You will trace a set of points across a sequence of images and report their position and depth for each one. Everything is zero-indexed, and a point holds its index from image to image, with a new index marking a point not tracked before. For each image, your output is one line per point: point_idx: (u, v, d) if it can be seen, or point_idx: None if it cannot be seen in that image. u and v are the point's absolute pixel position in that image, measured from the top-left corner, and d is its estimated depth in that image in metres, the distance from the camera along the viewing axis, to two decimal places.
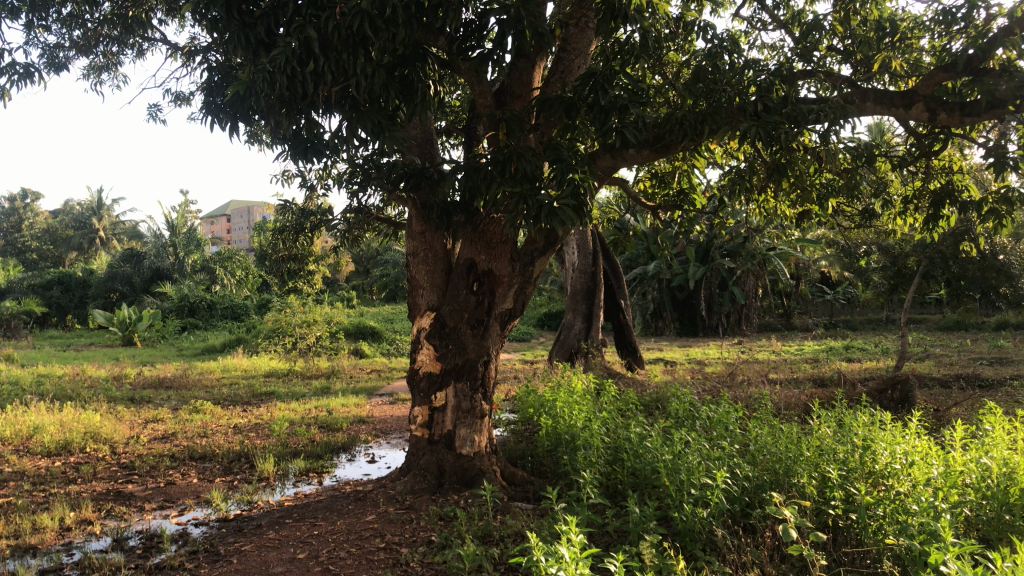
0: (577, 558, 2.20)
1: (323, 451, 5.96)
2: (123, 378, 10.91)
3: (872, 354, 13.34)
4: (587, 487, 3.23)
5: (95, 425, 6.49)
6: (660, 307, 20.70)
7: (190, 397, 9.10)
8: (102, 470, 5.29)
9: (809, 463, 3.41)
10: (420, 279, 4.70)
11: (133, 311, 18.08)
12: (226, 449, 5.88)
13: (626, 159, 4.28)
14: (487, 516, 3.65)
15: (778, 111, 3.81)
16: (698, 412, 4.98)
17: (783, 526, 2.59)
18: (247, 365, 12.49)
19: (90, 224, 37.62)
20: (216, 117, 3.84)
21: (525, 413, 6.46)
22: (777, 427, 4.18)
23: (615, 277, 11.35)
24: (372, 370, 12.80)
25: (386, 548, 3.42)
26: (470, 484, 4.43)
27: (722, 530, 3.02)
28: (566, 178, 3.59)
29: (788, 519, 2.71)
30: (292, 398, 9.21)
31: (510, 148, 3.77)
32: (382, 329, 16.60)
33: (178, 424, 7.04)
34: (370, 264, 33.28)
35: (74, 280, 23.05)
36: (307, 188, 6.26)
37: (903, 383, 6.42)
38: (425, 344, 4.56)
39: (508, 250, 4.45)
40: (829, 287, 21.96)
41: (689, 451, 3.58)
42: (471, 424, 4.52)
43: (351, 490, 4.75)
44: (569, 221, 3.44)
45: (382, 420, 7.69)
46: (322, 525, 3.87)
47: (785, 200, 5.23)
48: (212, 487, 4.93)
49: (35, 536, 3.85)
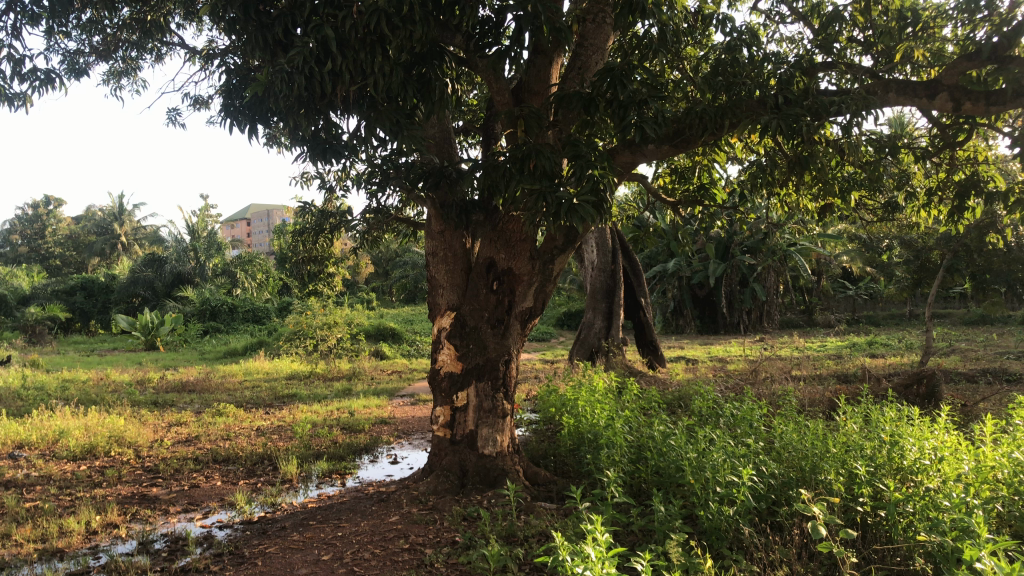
0: (603, 556, 2.17)
1: (346, 452, 5.97)
2: (147, 381, 10.98)
3: (895, 349, 13.22)
4: (611, 486, 3.21)
5: (119, 428, 6.53)
6: (680, 305, 20.62)
7: (212, 400, 9.16)
8: (127, 473, 5.32)
9: (835, 459, 3.37)
10: (440, 279, 4.69)
11: (156, 315, 18.23)
12: (249, 451, 5.90)
13: (646, 154, 4.26)
14: (511, 517, 3.63)
15: (798, 103, 3.77)
16: (721, 409, 4.94)
17: (813, 524, 2.54)
18: (269, 368, 12.56)
19: (112, 229, 37.90)
20: (235, 120, 3.85)
21: (547, 412, 6.45)
22: (802, 424, 4.14)
23: (634, 274, 11.30)
24: (393, 371, 12.82)
25: (411, 549, 3.41)
26: (493, 484, 4.42)
27: (748, 528, 2.99)
28: (585, 175, 3.59)
29: (817, 516, 2.65)
30: (313, 399, 9.24)
31: (528, 145, 3.76)
32: (402, 330, 16.64)
33: (201, 427, 7.08)
34: (389, 266, 33.40)
35: (97, 285, 23.27)
36: (326, 189, 6.27)
37: (928, 377, 6.34)
38: (446, 345, 4.56)
39: (528, 249, 4.39)
40: (851, 282, 21.76)
41: (714, 449, 3.55)
42: (493, 424, 4.50)
43: (374, 490, 4.76)
44: (589, 217, 3.43)
45: (403, 421, 7.71)
46: (345, 526, 3.86)
47: (807, 194, 5.19)
48: (235, 489, 4.95)
49: (61, 540, 3.86)
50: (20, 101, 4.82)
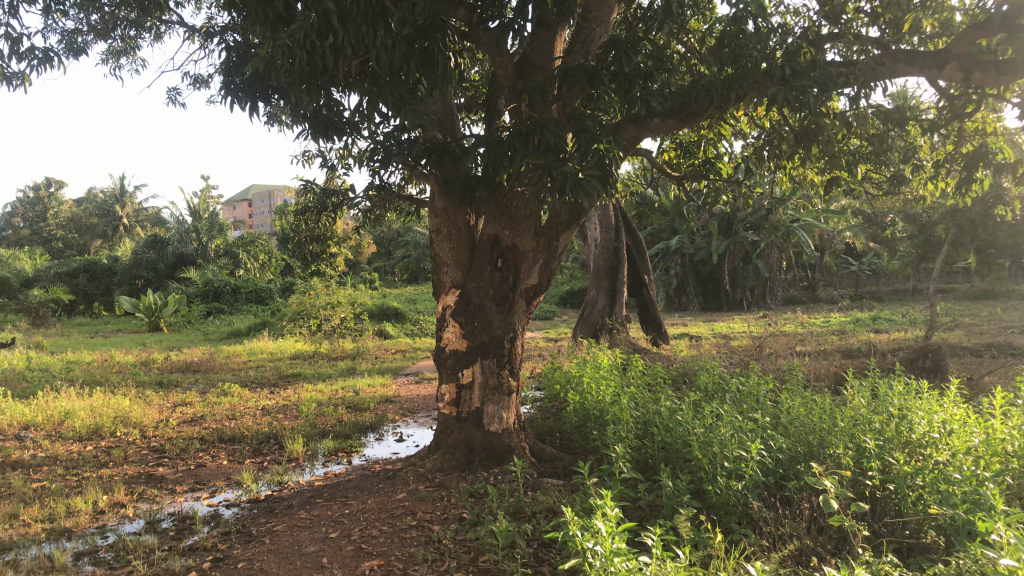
0: (613, 531, 2.16)
1: (351, 430, 5.97)
2: (151, 362, 11.00)
3: (899, 325, 13.19)
4: (620, 461, 3.19)
5: (124, 409, 6.54)
6: (684, 282, 20.61)
7: (217, 380, 9.17)
8: (133, 453, 5.33)
9: (844, 434, 3.36)
10: (444, 257, 4.64)
11: (159, 297, 18.22)
12: (255, 430, 5.91)
13: (651, 128, 4.22)
14: (518, 493, 3.62)
15: (806, 75, 3.72)
16: (727, 384, 4.93)
17: (825, 497, 2.51)
18: (273, 348, 12.56)
19: (113, 211, 37.84)
20: (236, 97, 3.80)
21: (552, 389, 6.44)
22: (809, 398, 4.14)
23: (638, 252, 11.26)
24: (396, 350, 12.83)
25: (418, 526, 3.40)
26: (500, 461, 4.42)
27: (757, 503, 2.98)
28: (591, 149, 3.56)
29: (829, 489, 2.63)
30: (318, 379, 9.25)
31: (532, 119, 3.72)
32: (405, 309, 16.62)
33: (206, 407, 7.08)
34: (391, 246, 33.38)
35: (100, 267, 23.26)
36: (328, 167, 6.24)
37: (934, 351, 6.34)
38: (450, 322, 4.52)
39: (532, 225, 4.43)
40: (854, 258, 21.71)
41: (723, 424, 3.53)
42: (499, 401, 4.52)
43: (380, 468, 4.76)
44: (596, 192, 3.40)
45: (408, 399, 7.71)
46: (353, 504, 3.86)
47: (813, 168, 5.15)
48: (241, 468, 4.95)
49: (69, 520, 3.86)
50: (19, 81, 4.78)
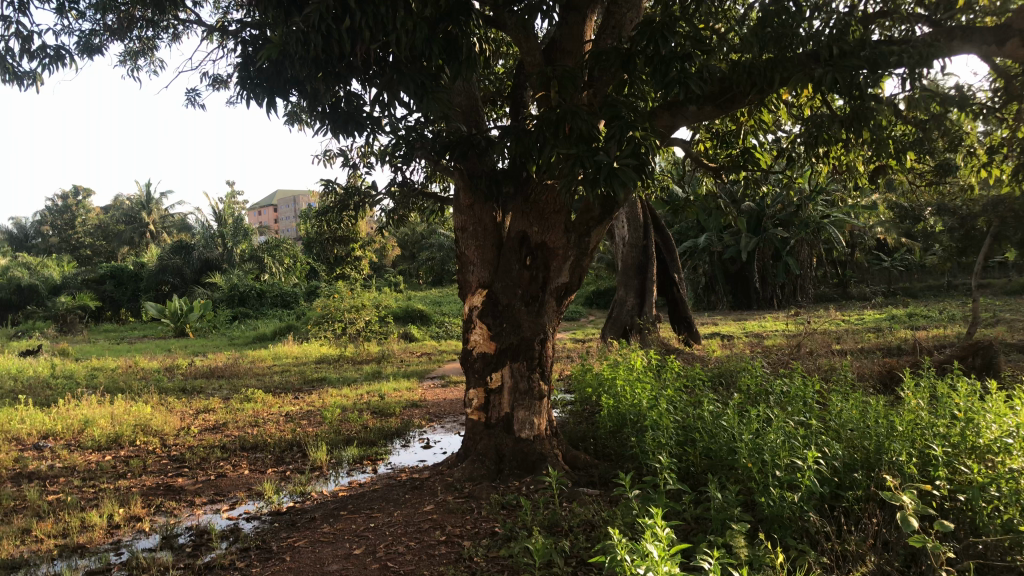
0: (665, 555, 1.94)
1: (377, 437, 5.77)
2: (175, 368, 10.89)
3: (937, 322, 12.80)
4: (664, 473, 2.96)
5: (145, 417, 6.39)
6: (712, 281, 20.30)
7: (241, 386, 9.03)
8: (152, 463, 5.16)
9: (905, 439, 3.13)
10: (470, 255, 4.44)
11: (184, 302, 18.20)
12: (278, 438, 5.73)
13: (687, 116, 4.00)
14: (553, 505, 3.41)
15: (855, 55, 3.47)
16: (771, 386, 4.69)
17: (903, 514, 2.26)
18: (297, 352, 12.41)
19: (140, 217, 38.01)
20: (251, 92, 3.62)
21: (584, 392, 6.20)
22: (862, 400, 3.90)
23: (667, 250, 10.99)
24: (422, 353, 12.65)
25: (447, 541, 3.19)
26: (532, 470, 4.20)
27: (816, 517, 2.75)
28: (626, 137, 3.33)
29: (908, 504, 2.38)
30: (343, 383, 9.09)
31: (563, 107, 3.51)
32: (431, 312, 16.45)
33: (229, 413, 6.93)
34: (416, 249, 33.25)
35: (126, 273, 23.30)
36: (350, 166, 6.05)
37: (985, 348, 6.05)
38: (478, 324, 4.32)
39: (562, 221, 4.18)
40: (885, 254, 21.24)
41: (773, 430, 3.30)
42: (530, 406, 4.27)
43: (406, 477, 4.56)
44: (631, 182, 3.18)
45: (434, 403, 7.52)
46: (378, 517, 3.65)
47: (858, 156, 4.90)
48: (263, 478, 4.77)
49: (82, 535, 3.69)
50: (30, 80, 4.63)
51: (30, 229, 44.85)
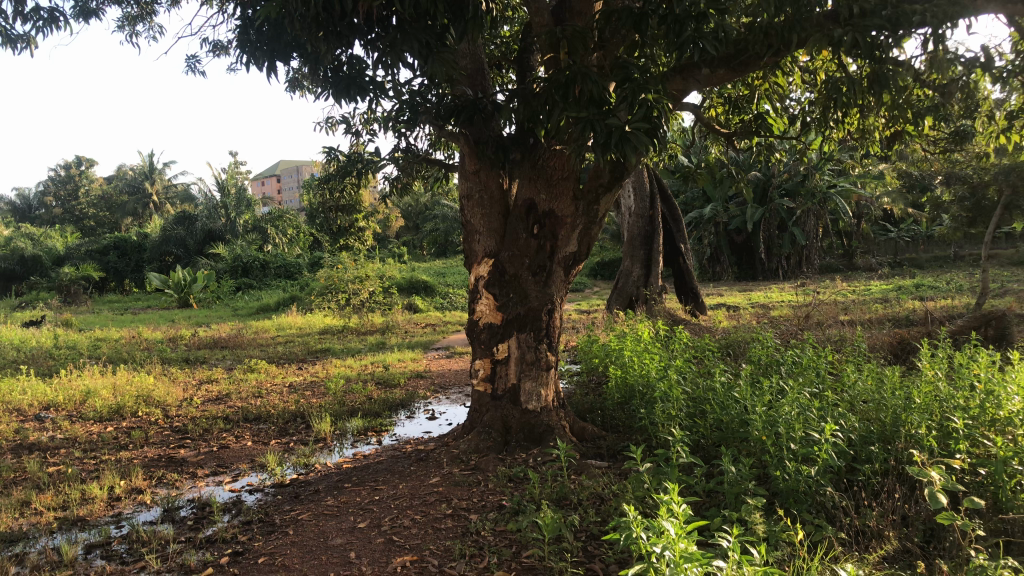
0: (683, 532, 1.86)
1: (381, 408, 5.71)
2: (179, 338, 10.83)
3: (944, 292, 12.70)
4: (677, 445, 2.88)
5: (147, 387, 6.33)
6: (717, 252, 20.17)
7: (245, 356, 8.98)
8: (154, 434, 5.10)
9: (923, 411, 3.07)
10: (476, 224, 4.33)
11: (188, 273, 18.13)
12: (282, 409, 5.67)
13: (700, 79, 3.91)
14: (562, 477, 3.34)
15: (876, 14, 3.35)
16: (782, 357, 4.62)
17: (932, 490, 2.19)
18: (301, 323, 12.35)
19: (143, 188, 37.91)
20: (250, 54, 3.51)
21: (590, 363, 6.13)
22: (876, 372, 3.83)
23: (673, 220, 10.88)
24: (426, 324, 12.58)
25: (454, 515, 3.12)
26: (539, 442, 4.13)
27: (833, 490, 2.69)
28: (638, 100, 3.22)
29: (937, 479, 2.31)
30: (347, 354, 9.03)
31: (573, 69, 3.40)
32: (435, 283, 16.37)
33: (232, 384, 6.87)
34: (419, 220, 33.13)
35: (130, 244, 23.25)
36: (353, 133, 5.94)
37: (997, 318, 5.96)
38: (484, 294, 4.23)
39: (570, 188, 4.06)
40: (892, 224, 21.08)
41: (788, 402, 3.23)
42: (536, 377, 4.20)
43: (411, 449, 4.50)
44: (643, 147, 3.08)
45: (440, 374, 7.46)
46: (383, 490, 3.58)
47: (874, 121, 4.79)
48: (266, 450, 4.71)
49: (82, 508, 3.63)
50: (24, 43, 4.51)
51: (33, 200, 44.79)
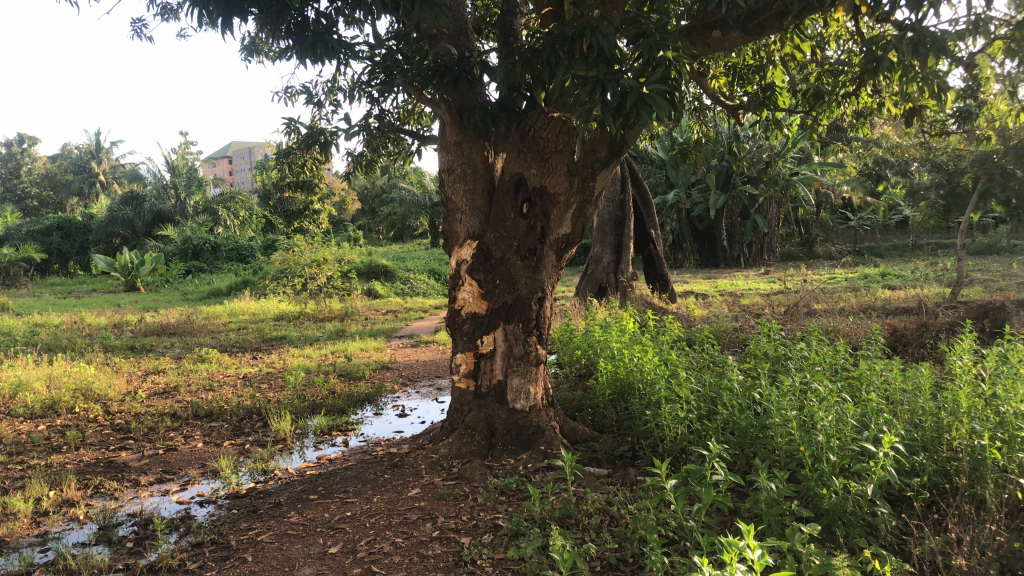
0: None
1: (346, 404, 5.24)
2: (124, 324, 10.19)
3: (912, 281, 12.53)
4: (710, 461, 2.45)
5: (86, 379, 5.77)
6: (680, 238, 19.92)
7: (195, 344, 8.43)
8: (92, 434, 4.56)
9: (983, 419, 2.71)
10: (458, 202, 3.83)
11: (135, 255, 17.38)
12: (235, 405, 5.17)
13: (710, 43, 3.54)
14: (564, 492, 2.90)
15: None
16: (790, 350, 4.23)
17: None
18: (254, 308, 11.77)
19: (89, 167, 36.80)
20: (200, 15, 2.98)
21: (571, 354, 5.71)
22: (907, 374, 3.46)
23: (645, 204, 10.48)
24: (387, 310, 12.07)
25: (442, 538, 2.67)
26: (527, 446, 3.70)
27: (887, 512, 2.32)
28: (655, 57, 2.78)
29: None
30: (305, 342, 8.53)
31: (578, 19, 2.94)
32: (395, 267, 15.81)
33: (180, 375, 6.33)
34: (375, 203, 32.49)
35: (74, 225, 22.40)
36: (314, 103, 5.42)
37: (995, 310, 5.65)
38: (468, 280, 3.76)
39: (565, 161, 3.58)
40: (852, 212, 20.89)
41: (824, 406, 2.84)
42: (524, 373, 3.78)
43: (384, 452, 4.05)
44: (661, 111, 2.65)
45: (407, 365, 7.00)
46: (356, 504, 3.12)
47: (889, 92, 4.41)
48: (220, 453, 4.21)
49: (2, 526, 3.11)
50: None
51: None
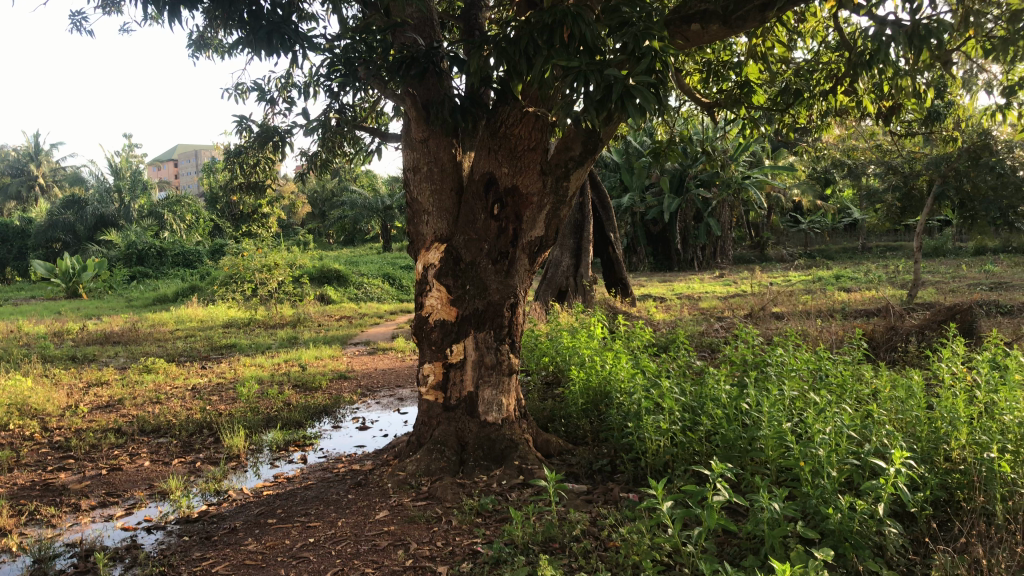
0: None
1: (302, 416, 4.97)
2: (63, 333, 9.73)
3: (866, 283, 12.54)
4: (709, 480, 2.27)
5: (22, 392, 5.41)
6: (634, 242, 19.84)
7: (140, 353, 8.05)
8: (28, 454, 4.24)
9: (986, 430, 2.56)
10: (424, 203, 3.60)
11: (75, 261, 16.77)
12: (184, 419, 4.87)
13: (689, 38, 3.37)
14: (547, 514, 2.70)
15: None
16: (767, 356, 4.07)
17: None
18: (203, 315, 11.37)
19: (27, 169, 35.65)
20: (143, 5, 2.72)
21: (536, 361, 5.50)
22: (895, 381, 3.32)
23: (604, 207, 10.34)
24: (341, 316, 11.74)
25: (416, 568, 2.45)
26: (500, 461, 3.50)
27: (897, 531, 2.17)
28: (641, 47, 2.58)
29: None
30: (256, 350, 8.20)
31: (557, 7, 2.74)
32: (348, 271, 15.46)
33: (124, 387, 5.99)
34: (325, 207, 31.98)
35: (11, 230, 21.57)
36: (266, 100, 5.16)
37: (964, 312, 5.56)
38: (435, 286, 3.54)
39: (537, 159, 3.39)
40: (803, 215, 21.03)
41: (820, 418, 2.68)
42: (496, 384, 3.58)
43: (346, 470, 3.80)
44: (648, 106, 2.45)
45: (365, 374, 6.73)
46: (320, 529, 2.89)
47: (865, 90, 4.29)
48: (168, 473, 3.93)
49: None
50: None
51: None
